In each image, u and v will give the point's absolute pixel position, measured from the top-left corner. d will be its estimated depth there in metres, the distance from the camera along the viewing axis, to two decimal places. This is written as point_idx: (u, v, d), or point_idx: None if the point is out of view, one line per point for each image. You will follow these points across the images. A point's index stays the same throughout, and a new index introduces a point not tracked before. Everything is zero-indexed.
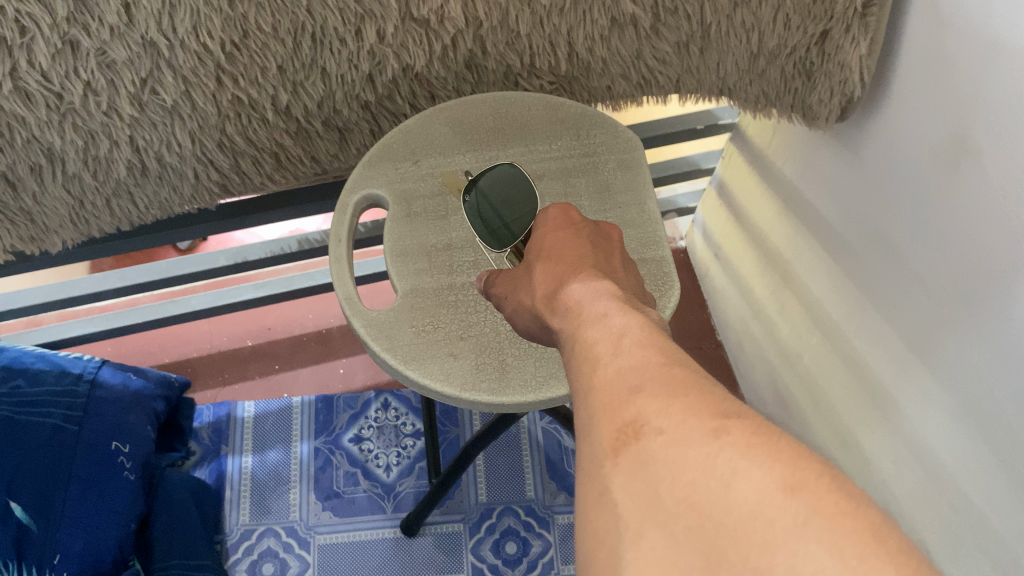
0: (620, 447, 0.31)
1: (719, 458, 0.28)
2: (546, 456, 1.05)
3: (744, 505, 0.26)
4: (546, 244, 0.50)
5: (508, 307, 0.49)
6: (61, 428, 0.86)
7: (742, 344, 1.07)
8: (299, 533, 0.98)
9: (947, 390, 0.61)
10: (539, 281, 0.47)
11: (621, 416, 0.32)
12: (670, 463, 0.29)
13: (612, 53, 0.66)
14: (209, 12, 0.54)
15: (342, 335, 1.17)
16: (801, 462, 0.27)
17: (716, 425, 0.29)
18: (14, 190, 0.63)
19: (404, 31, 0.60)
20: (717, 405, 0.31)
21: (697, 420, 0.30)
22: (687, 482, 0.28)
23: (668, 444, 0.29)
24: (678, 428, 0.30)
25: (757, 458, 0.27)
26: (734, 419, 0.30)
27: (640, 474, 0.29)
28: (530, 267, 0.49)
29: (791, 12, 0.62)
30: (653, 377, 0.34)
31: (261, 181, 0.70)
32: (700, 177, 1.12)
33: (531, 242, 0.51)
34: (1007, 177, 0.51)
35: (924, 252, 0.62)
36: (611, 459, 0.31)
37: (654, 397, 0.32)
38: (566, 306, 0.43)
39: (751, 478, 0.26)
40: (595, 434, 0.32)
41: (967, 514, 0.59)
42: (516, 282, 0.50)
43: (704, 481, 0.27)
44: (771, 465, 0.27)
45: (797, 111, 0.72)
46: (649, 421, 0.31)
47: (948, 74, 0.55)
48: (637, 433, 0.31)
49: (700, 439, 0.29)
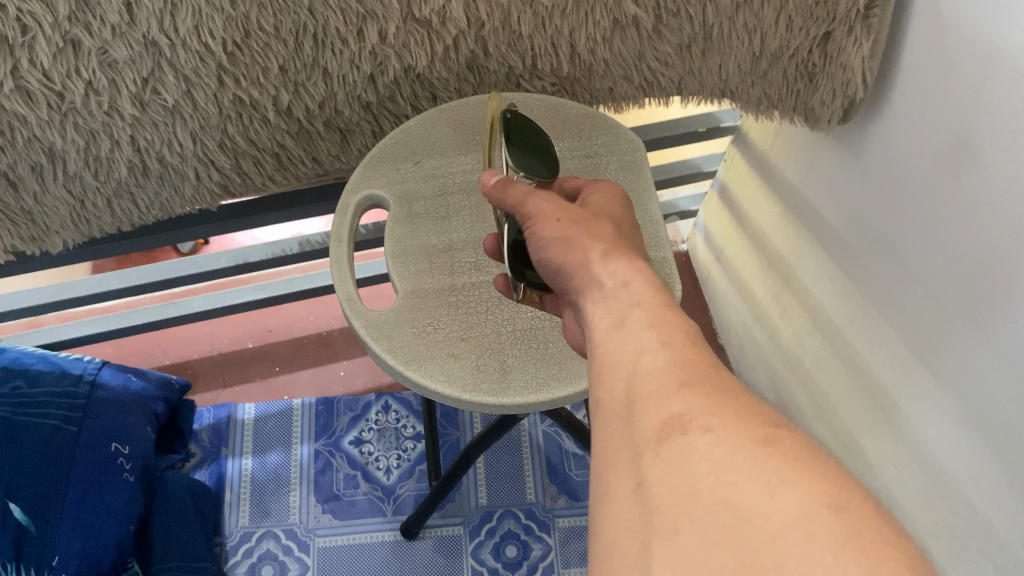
0: (665, 437, 0.30)
1: (767, 465, 0.28)
2: (547, 459, 1.04)
3: (788, 514, 0.25)
4: (613, 210, 0.51)
5: (550, 228, 0.47)
6: (60, 429, 0.86)
7: (743, 347, 1.07)
8: (299, 535, 0.98)
9: (949, 393, 0.60)
10: (606, 234, 0.47)
11: (669, 407, 0.32)
12: (713, 462, 0.28)
13: (614, 54, 0.66)
14: (211, 12, 0.54)
15: (343, 337, 1.17)
16: (849, 485, 0.27)
17: (766, 433, 0.29)
18: (14, 189, 0.63)
19: (406, 31, 0.60)
20: (762, 413, 0.31)
21: (745, 425, 0.30)
22: (730, 482, 0.27)
23: (715, 443, 0.29)
24: (726, 428, 0.30)
25: (808, 471, 0.27)
26: (783, 430, 0.30)
27: (680, 468, 0.29)
28: (595, 216, 0.49)
29: (793, 14, 0.62)
30: (703, 374, 0.34)
31: (262, 182, 0.70)
32: (701, 180, 1.12)
33: (590, 198, 0.52)
34: (1009, 178, 0.51)
35: (925, 253, 0.62)
36: (654, 449, 0.30)
37: (703, 395, 0.32)
38: (624, 280, 0.43)
39: (797, 489, 0.26)
40: (637, 422, 0.32)
41: (970, 518, 0.59)
42: (570, 213, 0.48)
43: (748, 484, 0.27)
44: (818, 481, 0.27)
45: (799, 113, 0.72)
46: (696, 417, 0.31)
47: (950, 75, 0.55)
48: (682, 427, 0.31)
49: (748, 445, 0.29)
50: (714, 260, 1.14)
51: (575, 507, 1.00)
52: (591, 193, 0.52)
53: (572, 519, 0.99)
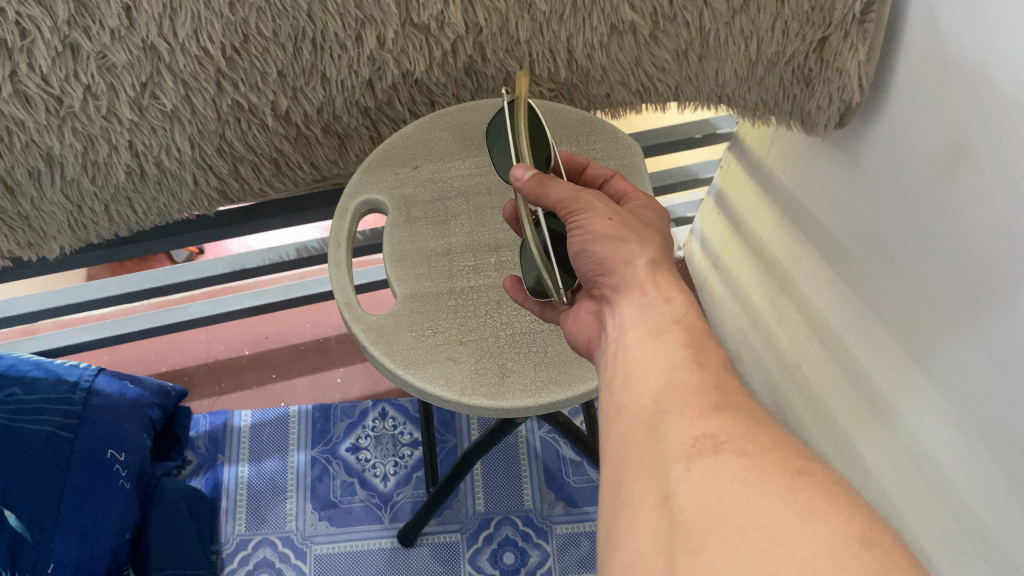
0: (695, 455, 0.32)
1: (800, 495, 0.29)
2: (545, 466, 1.04)
3: (818, 544, 0.26)
4: (658, 226, 0.50)
5: (601, 224, 0.45)
6: (56, 436, 0.85)
7: (739, 353, 1.07)
8: (295, 543, 0.97)
9: (945, 396, 0.60)
10: (651, 241, 0.46)
11: (701, 426, 0.34)
12: (746, 484, 0.30)
13: (611, 60, 0.66)
14: (210, 16, 0.54)
15: (340, 344, 1.17)
16: (878, 523, 0.27)
17: (801, 465, 0.30)
18: (12, 194, 0.62)
19: (405, 36, 0.60)
20: (795, 444, 0.32)
21: (780, 454, 0.31)
22: (762, 506, 0.28)
23: (748, 467, 0.30)
24: (760, 455, 0.31)
25: (840, 505, 0.28)
26: (817, 463, 0.31)
27: (711, 486, 0.30)
28: (640, 222, 0.47)
29: (789, 19, 0.62)
30: (738, 401, 0.35)
31: (260, 187, 0.70)
32: (698, 186, 1.12)
33: (639, 210, 0.51)
34: (1006, 182, 0.51)
35: (921, 258, 0.62)
36: (683, 464, 0.32)
37: (740, 420, 0.34)
38: (673, 298, 0.43)
39: (829, 521, 0.27)
40: (666, 434, 0.34)
41: (968, 522, 0.59)
42: (619, 215, 0.46)
43: (781, 510, 0.28)
44: (849, 514, 0.28)
45: (796, 118, 0.72)
46: (729, 440, 0.32)
47: (946, 81, 0.56)
48: (715, 446, 0.32)
49: (784, 472, 0.30)
50: (710, 265, 1.14)
51: (573, 514, 1.00)
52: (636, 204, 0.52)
53: (570, 526, 0.99)
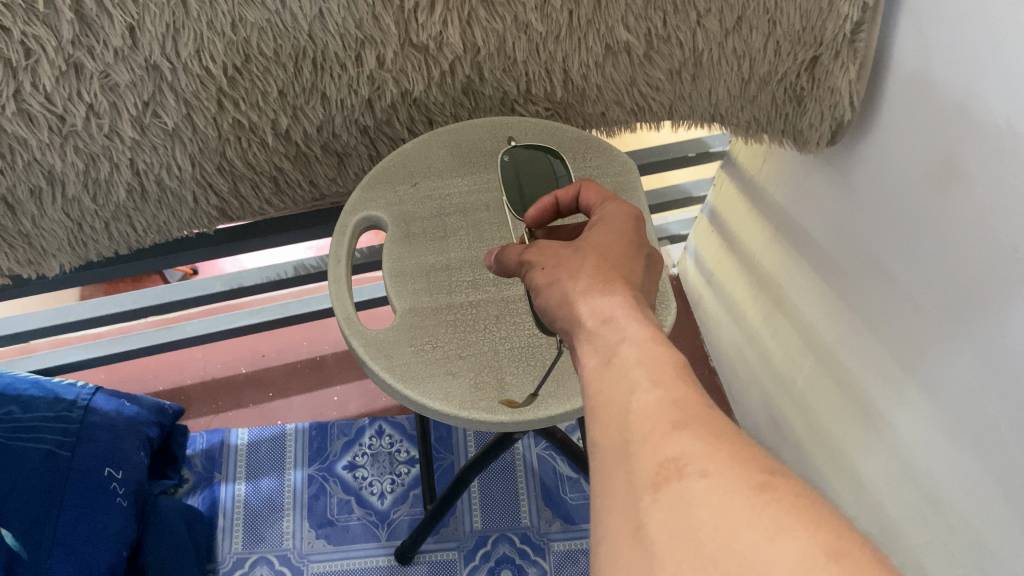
0: (662, 482, 0.32)
1: (764, 513, 0.28)
2: (542, 483, 1.03)
3: (788, 562, 0.26)
4: (603, 244, 0.48)
5: (533, 274, 0.48)
6: (53, 454, 0.84)
7: (735, 369, 1.08)
8: (293, 561, 0.96)
9: (940, 409, 0.61)
10: (611, 262, 0.47)
11: (665, 450, 0.33)
12: (713, 508, 0.29)
13: (606, 80, 0.67)
14: (212, 36, 0.55)
15: (337, 362, 1.17)
16: (843, 531, 0.28)
17: (762, 480, 0.30)
18: (13, 213, 0.63)
19: (404, 56, 0.61)
20: (757, 458, 0.32)
21: (742, 471, 0.31)
22: (731, 529, 0.28)
23: (713, 489, 0.30)
24: (722, 475, 0.31)
25: (805, 519, 0.28)
26: (780, 477, 0.31)
27: (682, 513, 0.30)
28: (576, 253, 0.48)
29: (781, 39, 0.64)
30: (697, 416, 0.35)
31: (259, 206, 0.71)
32: (692, 205, 1.14)
33: (589, 231, 0.50)
34: (994, 198, 0.52)
35: (912, 272, 0.63)
36: (651, 493, 0.32)
37: (697, 439, 0.33)
38: (640, 314, 0.42)
39: (796, 537, 0.27)
40: (634, 464, 0.33)
41: (967, 538, 0.58)
42: (553, 257, 0.48)
43: (748, 532, 0.28)
44: (815, 527, 0.28)
45: (788, 135, 0.73)
46: (691, 462, 0.32)
47: (935, 99, 0.57)
48: (679, 470, 0.32)
49: (747, 491, 0.30)
50: (705, 282, 1.15)
51: (570, 531, 0.99)
52: (591, 229, 0.50)
53: (568, 543, 0.98)
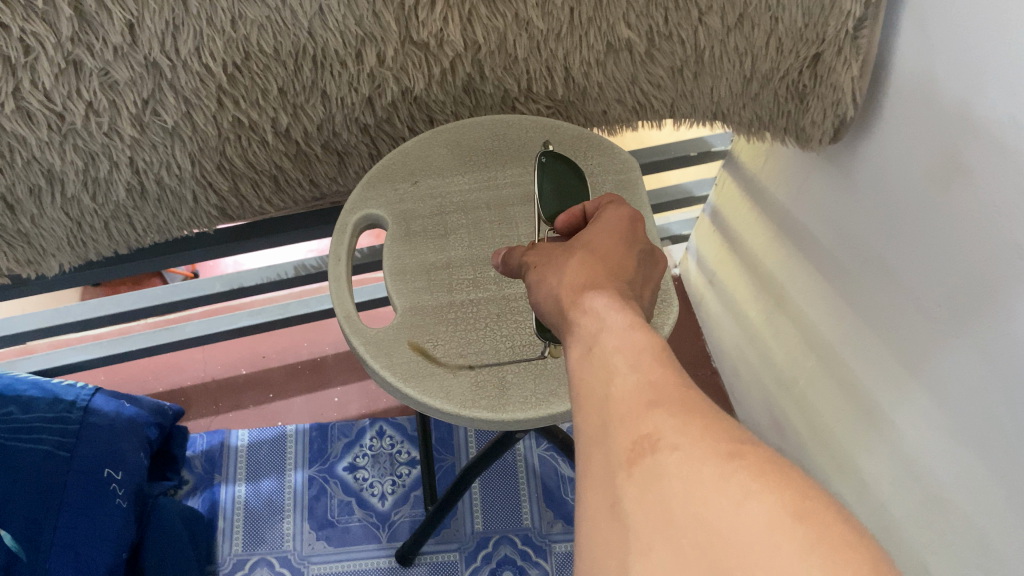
0: (636, 459, 0.31)
1: (732, 480, 0.28)
2: (543, 484, 1.03)
3: (754, 526, 0.25)
4: (599, 244, 0.48)
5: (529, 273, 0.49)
6: (52, 455, 0.84)
7: (737, 369, 1.07)
8: (293, 563, 0.96)
9: (942, 407, 0.60)
10: (605, 262, 0.46)
11: (639, 427, 0.32)
12: (684, 479, 0.29)
13: (607, 78, 0.67)
14: (212, 33, 0.55)
15: (336, 362, 1.16)
16: (810, 492, 0.27)
17: (732, 449, 0.29)
18: (13, 213, 0.63)
19: (404, 54, 0.61)
20: (731, 430, 0.31)
21: (713, 441, 0.30)
22: (700, 497, 0.27)
23: (684, 460, 0.29)
24: (693, 446, 0.30)
25: (771, 482, 0.27)
26: (750, 446, 0.30)
27: (655, 487, 0.29)
28: (572, 252, 0.48)
29: (783, 37, 0.63)
30: (674, 394, 0.34)
31: (259, 205, 0.71)
32: (694, 206, 1.13)
33: (589, 233, 0.50)
34: (997, 196, 0.51)
35: (915, 271, 0.62)
36: (625, 470, 0.31)
37: (671, 415, 0.32)
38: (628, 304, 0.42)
39: (764, 500, 0.26)
40: (611, 443, 0.33)
41: (970, 536, 0.58)
42: (549, 257, 0.49)
43: (716, 500, 0.27)
44: (781, 489, 0.27)
45: (791, 133, 0.73)
46: (664, 436, 0.31)
47: (937, 96, 0.57)
48: (653, 445, 0.31)
49: (716, 460, 0.29)
50: (707, 282, 1.15)
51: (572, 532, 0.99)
52: (591, 231, 0.50)
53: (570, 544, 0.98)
